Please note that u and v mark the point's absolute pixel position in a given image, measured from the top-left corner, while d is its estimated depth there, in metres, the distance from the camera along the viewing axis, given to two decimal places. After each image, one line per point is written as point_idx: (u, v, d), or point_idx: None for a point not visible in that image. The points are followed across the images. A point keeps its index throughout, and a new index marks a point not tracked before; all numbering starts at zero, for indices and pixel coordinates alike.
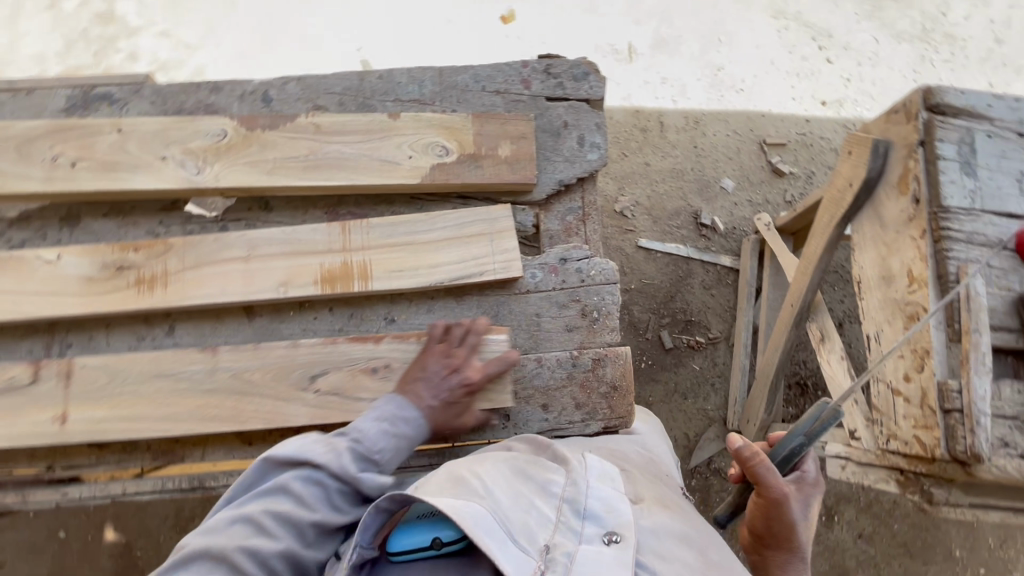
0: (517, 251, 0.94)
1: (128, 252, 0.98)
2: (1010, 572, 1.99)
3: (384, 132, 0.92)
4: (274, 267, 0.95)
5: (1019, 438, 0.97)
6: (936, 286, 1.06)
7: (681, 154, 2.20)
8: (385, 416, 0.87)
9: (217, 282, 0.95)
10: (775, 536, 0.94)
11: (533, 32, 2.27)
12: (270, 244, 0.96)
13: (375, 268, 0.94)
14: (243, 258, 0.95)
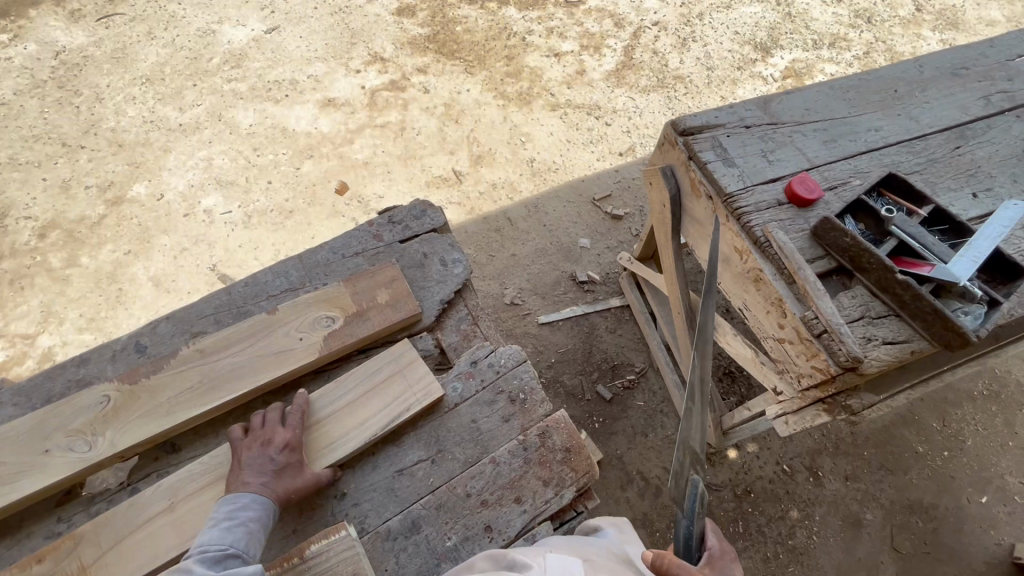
0: (431, 375, 0.99)
1: (29, 566, 0.85)
2: (963, 443, 2.23)
3: (268, 327, 0.97)
4: (205, 499, 0.90)
5: (874, 330, 1.19)
6: (757, 249, 1.31)
7: (536, 235, 2.48)
8: (235, 508, 0.82)
9: (143, 551, 0.86)
10: None
11: (370, 193, 2.52)
12: (191, 481, 0.91)
13: (309, 450, 0.94)
14: (167, 508, 0.89)
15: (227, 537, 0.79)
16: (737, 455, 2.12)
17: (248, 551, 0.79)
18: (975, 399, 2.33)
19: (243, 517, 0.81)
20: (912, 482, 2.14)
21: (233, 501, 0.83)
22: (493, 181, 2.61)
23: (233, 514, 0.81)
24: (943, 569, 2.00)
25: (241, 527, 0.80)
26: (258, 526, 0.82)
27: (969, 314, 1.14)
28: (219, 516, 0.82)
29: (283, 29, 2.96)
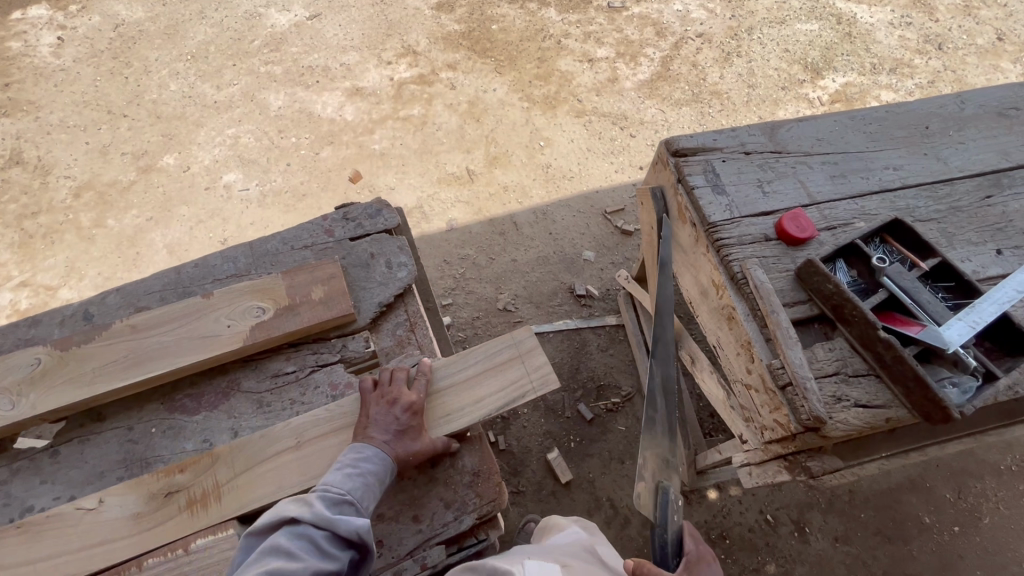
0: (547, 365, 1.01)
1: (173, 473, 0.89)
2: (978, 520, 2.02)
3: (201, 311, 0.99)
4: (333, 443, 0.92)
5: (847, 388, 1.08)
6: (733, 285, 1.23)
7: (540, 243, 2.44)
8: (358, 458, 0.85)
9: (274, 481, 0.89)
10: None
11: (382, 183, 2.55)
12: (317, 424, 0.93)
13: (428, 415, 0.97)
14: (294, 446, 0.91)
15: (347, 484, 0.81)
16: (717, 497, 2.00)
17: (362, 501, 0.80)
18: (1000, 474, 2.11)
19: (364, 467, 0.84)
20: (912, 555, 1.95)
21: (359, 449, 0.86)
22: (505, 184, 2.58)
23: (357, 463, 0.84)
24: None
25: (361, 478, 0.82)
26: (375, 483, 0.83)
27: (956, 387, 1.02)
28: (344, 461, 0.84)
29: (324, 16, 3.03)
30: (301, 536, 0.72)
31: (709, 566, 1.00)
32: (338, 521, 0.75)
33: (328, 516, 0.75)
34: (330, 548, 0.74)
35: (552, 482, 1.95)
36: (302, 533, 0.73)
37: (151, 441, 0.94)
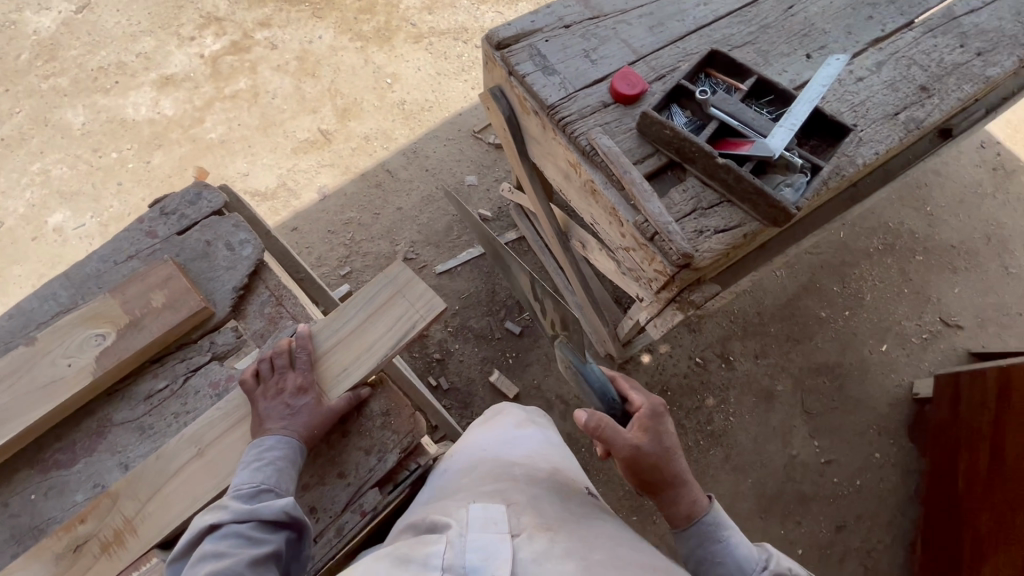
0: (431, 291, 0.95)
1: (76, 526, 0.81)
2: (861, 300, 2.32)
3: (31, 361, 0.88)
4: (237, 437, 0.86)
5: (705, 220, 1.16)
6: (586, 159, 1.25)
7: (421, 183, 2.36)
8: (261, 451, 0.80)
9: (185, 494, 0.82)
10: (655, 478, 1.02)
11: (233, 173, 2.34)
12: (215, 424, 0.86)
13: (324, 383, 0.92)
14: (197, 453, 0.85)
15: (259, 476, 0.78)
16: (651, 359, 2.17)
17: (281, 485, 0.78)
18: (871, 256, 2.40)
19: (271, 454, 0.80)
20: (817, 347, 2.24)
21: (262, 442, 0.82)
22: (366, 134, 2.44)
23: (262, 455, 0.80)
24: (852, 418, 2.14)
25: (270, 465, 0.79)
26: (288, 465, 0.81)
27: (790, 187, 1.12)
28: (247, 459, 0.80)
29: (95, 5, 2.59)
30: (226, 535, 0.70)
31: (662, 418, 1.06)
32: (260, 509, 0.73)
33: (248, 507, 0.73)
34: (261, 534, 0.72)
35: (502, 400, 2.03)
36: (225, 532, 0.70)
37: (34, 507, 0.86)
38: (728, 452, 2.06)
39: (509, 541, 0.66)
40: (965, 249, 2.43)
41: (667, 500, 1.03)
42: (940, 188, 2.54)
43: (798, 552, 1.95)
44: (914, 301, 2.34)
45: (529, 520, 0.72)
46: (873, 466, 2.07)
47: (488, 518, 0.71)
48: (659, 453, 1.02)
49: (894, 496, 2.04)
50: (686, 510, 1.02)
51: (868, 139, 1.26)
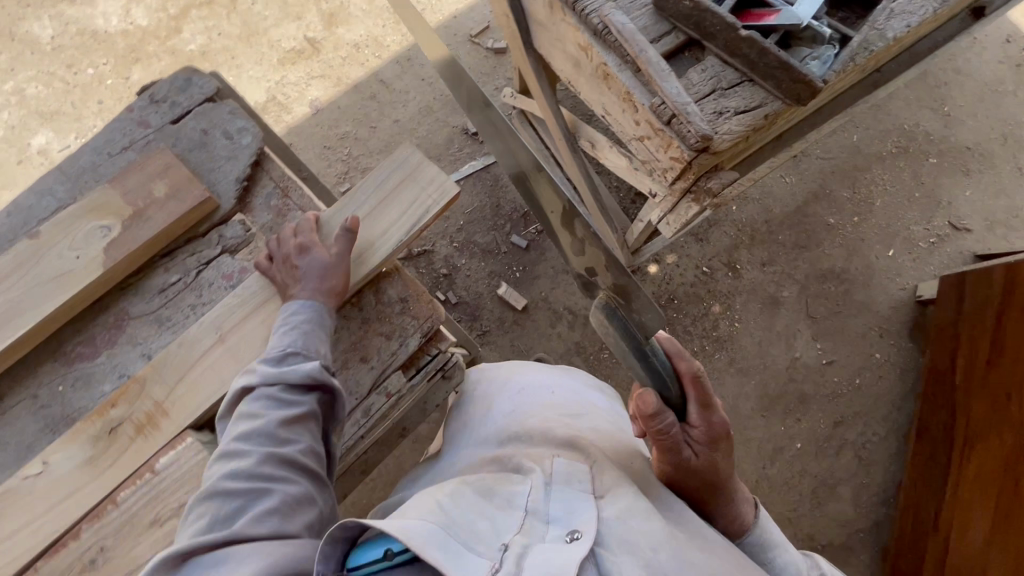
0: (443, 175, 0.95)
1: (107, 410, 0.82)
2: (872, 205, 2.29)
3: (37, 254, 0.86)
4: (257, 323, 0.86)
5: (725, 101, 1.10)
6: (598, 40, 1.16)
7: (417, 93, 2.25)
8: (290, 311, 0.82)
9: (211, 378, 0.83)
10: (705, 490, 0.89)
11: None
12: (233, 311, 0.86)
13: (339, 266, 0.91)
14: (218, 340, 0.85)
15: (286, 340, 0.80)
16: (657, 269, 2.17)
17: (307, 347, 0.80)
18: (884, 160, 2.34)
19: (297, 319, 0.81)
20: (825, 253, 2.23)
21: (289, 306, 0.83)
22: (356, 41, 2.28)
23: (290, 316, 0.82)
24: (855, 322, 2.17)
25: (297, 329, 0.81)
26: (315, 327, 0.82)
27: (818, 60, 1.06)
28: (279, 323, 0.83)
29: None
30: (258, 396, 0.75)
31: (722, 438, 0.88)
32: (285, 373, 0.77)
33: (273, 371, 0.76)
34: (290, 395, 0.76)
35: (510, 313, 2.04)
36: (258, 394, 0.76)
37: (64, 398, 0.88)
38: (733, 356, 2.11)
39: (595, 501, 0.72)
40: (981, 150, 2.36)
41: (715, 513, 0.91)
42: (960, 87, 2.42)
43: (796, 447, 2.05)
44: (924, 205, 2.30)
45: (615, 473, 0.78)
46: (872, 366, 2.13)
47: (572, 469, 0.78)
48: (713, 470, 0.88)
49: (891, 394, 2.11)
50: (729, 526, 0.91)
51: (902, 10, 1.08)
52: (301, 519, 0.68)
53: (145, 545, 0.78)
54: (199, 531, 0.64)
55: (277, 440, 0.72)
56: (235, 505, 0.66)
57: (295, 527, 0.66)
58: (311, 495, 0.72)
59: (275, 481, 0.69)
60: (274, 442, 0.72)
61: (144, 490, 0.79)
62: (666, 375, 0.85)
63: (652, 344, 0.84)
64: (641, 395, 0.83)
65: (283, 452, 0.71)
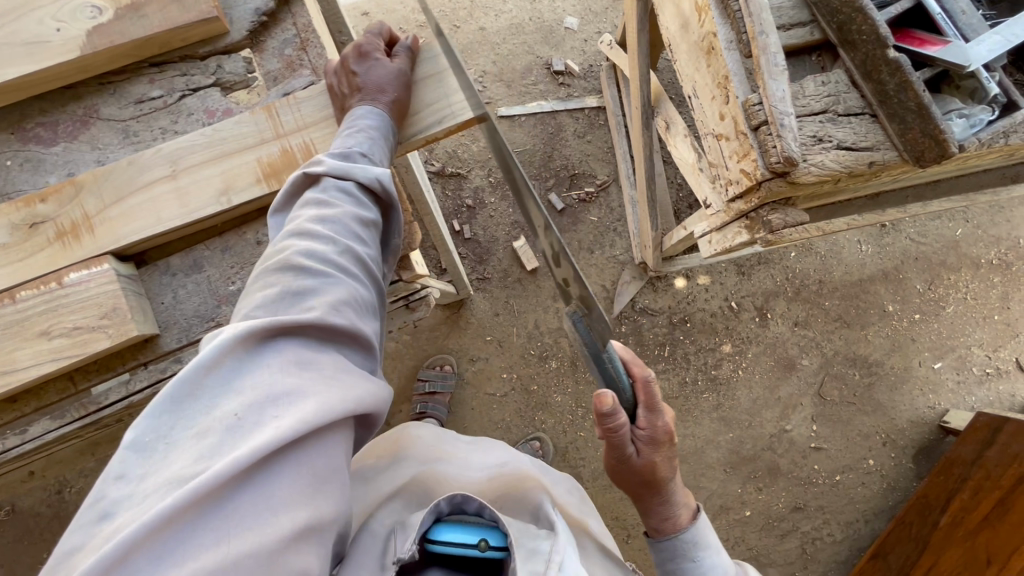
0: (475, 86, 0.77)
1: (35, 204, 0.76)
2: (941, 308, 2.04)
3: (19, 10, 0.76)
4: (215, 173, 0.76)
5: (832, 129, 0.90)
6: (719, 5, 0.96)
7: (514, 7, 2.05)
8: (357, 117, 0.72)
9: (148, 212, 0.75)
10: (644, 490, 0.83)
11: None
12: (193, 150, 0.76)
13: (320, 148, 0.77)
14: (169, 175, 0.76)
15: (351, 142, 0.71)
16: (684, 285, 2.00)
17: (375, 153, 0.71)
18: (977, 268, 2.06)
19: (364, 124, 0.72)
20: (867, 338, 2.02)
21: (354, 112, 0.73)
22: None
23: (356, 121, 0.72)
24: (863, 419, 1.98)
25: (364, 133, 0.71)
26: (385, 139, 0.74)
27: (965, 119, 0.85)
28: (344, 125, 0.73)
29: None
30: (327, 188, 0.67)
31: (669, 438, 0.80)
32: (355, 170, 0.68)
33: (342, 165, 0.68)
34: (361, 198, 0.69)
35: (518, 269, 1.93)
36: (326, 185, 0.67)
37: (8, 175, 0.81)
38: (722, 402, 1.97)
39: None
40: None
41: (647, 509, 0.86)
42: None
43: (744, 514, 1.93)
44: (998, 332, 2.04)
45: None
46: (860, 470, 1.97)
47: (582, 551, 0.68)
48: (651, 474, 0.81)
49: (866, 505, 1.95)
50: (661, 523, 0.86)
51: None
52: (370, 321, 0.63)
53: (28, 353, 0.73)
54: (269, 304, 0.56)
55: (354, 235, 0.66)
56: (309, 286, 0.58)
57: (368, 328, 0.61)
58: (377, 297, 0.68)
59: (352, 271, 0.64)
60: (353, 237, 0.66)
61: (42, 299, 0.74)
62: (622, 383, 0.75)
63: (611, 350, 0.74)
64: (595, 394, 0.70)
65: (359, 252, 0.65)
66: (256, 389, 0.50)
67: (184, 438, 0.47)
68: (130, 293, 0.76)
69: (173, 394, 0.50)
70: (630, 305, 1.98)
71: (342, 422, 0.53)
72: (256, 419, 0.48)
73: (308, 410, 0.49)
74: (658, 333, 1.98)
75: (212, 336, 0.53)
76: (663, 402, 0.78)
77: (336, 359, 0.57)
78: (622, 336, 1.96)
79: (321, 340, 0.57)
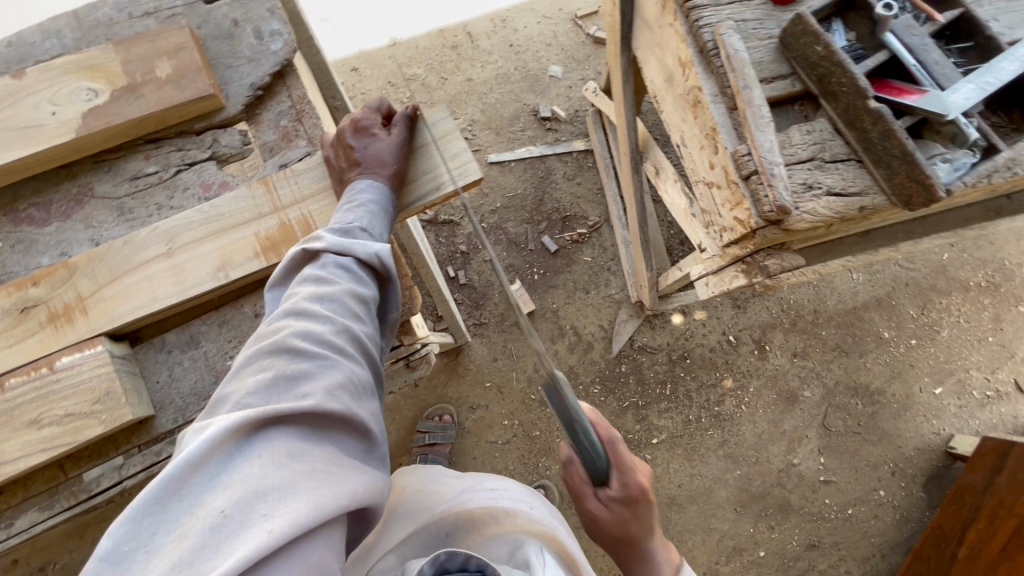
0: (469, 155, 0.77)
1: (26, 288, 0.74)
2: (936, 333, 2.05)
3: (14, 95, 0.77)
4: (212, 249, 0.75)
5: (821, 177, 0.93)
6: (702, 61, 1.00)
7: (500, 58, 2.12)
8: (354, 194, 0.72)
9: (143, 290, 0.74)
10: (620, 546, 0.74)
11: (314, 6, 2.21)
12: (191, 227, 0.76)
13: (320, 220, 0.77)
14: (164, 253, 0.75)
15: (349, 216, 0.71)
16: (681, 321, 2.00)
17: (375, 228, 0.71)
18: (967, 291, 2.08)
19: (363, 198, 0.72)
20: (866, 366, 2.02)
21: (353, 186, 0.73)
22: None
23: (354, 198, 0.72)
24: (870, 449, 1.96)
25: (363, 208, 0.71)
26: (387, 212, 0.74)
27: (948, 163, 0.87)
28: (342, 201, 0.73)
29: None
30: (327, 265, 0.67)
31: (645, 496, 0.72)
32: (353, 246, 0.68)
33: (341, 241, 0.68)
34: (360, 273, 0.69)
35: None
36: (325, 262, 0.67)
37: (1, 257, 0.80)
38: (727, 438, 1.94)
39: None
40: None
41: (625, 560, 0.76)
42: None
43: (758, 555, 1.88)
44: (994, 354, 2.05)
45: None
46: (871, 502, 1.93)
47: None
48: (623, 532, 0.72)
49: (881, 540, 1.91)
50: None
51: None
52: (368, 403, 0.60)
53: (15, 444, 0.70)
54: (263, 389, 0.54)
55: (352, 312, 0.64)
56: (304, 370, 0.56)
57: (367, 412, 0.59)
58: (375, 378, 0.65)
59: (351, 351, 0.61)
60: (350, 314, 0.64)
61: (29, 387, 0.71)
62: (594, 453, 0.71)
63: (584, 422, 0.70)
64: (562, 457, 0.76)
65: (356, 332, 0.63)
66: (244, 483, 0.47)
67: (168, 541, 0.44)
68: (124, 374, 0.74)
69: (158, 493, 0.47)
70: (628, 344, 1.98)
71: (340, 518, 0.50)
72: (243, 518, 0.45)
73: (299, 507, 0.46)
74: (658, 371, 1.96)
75: (201, 427, 0.51)
76: (635, 461, 0.72)
77: (332, 448, 0.54)
78: (622, 376, 1.95)
79: (317, 428, 0.54)
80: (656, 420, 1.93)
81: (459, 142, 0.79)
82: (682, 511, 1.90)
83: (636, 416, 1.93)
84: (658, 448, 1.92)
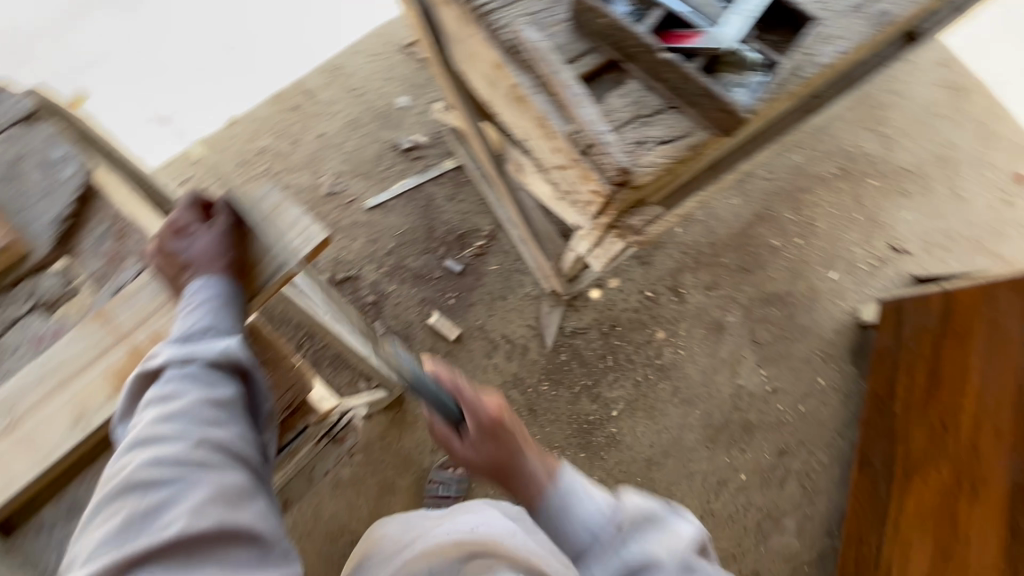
0: (304, 218, 0.76)
1: None
2: (815, 226, 2.27)
3: None
4: (62, 405, 0.75)
5: (648, 131, 1.00)
6: (511, 58, 1.05)
7: (345, 105, 2.11)
8: (191, 298, 0.75)
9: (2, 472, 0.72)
10: (505, 474, 0.98)
11: (132, 110, 2.10)
12: (33, 394, 0.75)
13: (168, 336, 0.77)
14: (14, 428, 0.74)
15: (189, 321, 0.75)
16: (600, 294, 2.07)
17: (218, 325, 0.75)
18: (826, 182, 2.32)
19: (199, 300, 0.75)
20: (769, 276, 2.19)
21: (188, 290, 0.76)
22: (270, 65, 2.16)
23: (191, 301, 0.75)
24: (799, 347, 2.13)
25: (202, 309, 0.75)
26: (227, 301, 0.76)
27: (744, 88, 0.98)
28: (183, 306, 0.76)
29: None
30: (169, 379, 0.72)
31: (498, 419, 1.01)
32: (194, 353, 0.73)
33: (180, 352, 0.73)
34: (209, 376, 0.74)
35: (442, 343, 1.94)
36: (167, 377, 0.72)
37: None
38: (677, 385, 2.03)
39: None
40: (923, 170, 2.36)
41: (516, 491, 0.99)
42: (901, 101, 2.43)
43: (741, 479, 1.98)
44: (865, 228, 2.29)
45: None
46: (816, 393, 2.09)
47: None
48: (494, 461, 0.98)
49: (837, 423, 2.07)
50: (532, 494, 0.96)
51: (831, 34, 1.03)
52: (242, 505, 0.68)
53: None
54: (126, 528, 0.64)
55: (205, 424, 0.71)
56: (163, 500, 0.66)
57: (243, 517, 0.67)
58: (252, 473, 0.73)
59: (212, 465, 0.69)
60: (203, 425, 0.71)
61: None
62: (442, 397, 1.00)
63: (421, 373, 1.01)
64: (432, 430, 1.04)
65: (213, 444, 0.70)
66: None
67: None
68: None
69: None
70: (560, 333, 2.01)
71: None
72: None
73: None
74: (595, 347, 2.01)
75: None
76: (486, 403, 1.01)
77: (203, 566, 0.63)
78: (565, 364, 1.99)
79: (188, 550, 0.64)
80: (610, 393, 1.99)
81: (291, 210, 0.78)
82: (662, 467, 1.96)
83: (592, 397, 1.98)
84: (621, 417, 1.98)
